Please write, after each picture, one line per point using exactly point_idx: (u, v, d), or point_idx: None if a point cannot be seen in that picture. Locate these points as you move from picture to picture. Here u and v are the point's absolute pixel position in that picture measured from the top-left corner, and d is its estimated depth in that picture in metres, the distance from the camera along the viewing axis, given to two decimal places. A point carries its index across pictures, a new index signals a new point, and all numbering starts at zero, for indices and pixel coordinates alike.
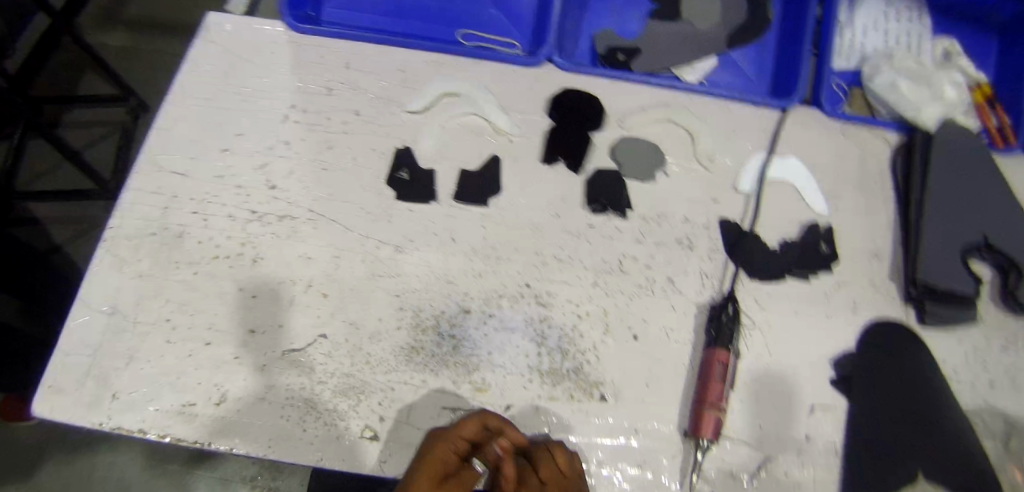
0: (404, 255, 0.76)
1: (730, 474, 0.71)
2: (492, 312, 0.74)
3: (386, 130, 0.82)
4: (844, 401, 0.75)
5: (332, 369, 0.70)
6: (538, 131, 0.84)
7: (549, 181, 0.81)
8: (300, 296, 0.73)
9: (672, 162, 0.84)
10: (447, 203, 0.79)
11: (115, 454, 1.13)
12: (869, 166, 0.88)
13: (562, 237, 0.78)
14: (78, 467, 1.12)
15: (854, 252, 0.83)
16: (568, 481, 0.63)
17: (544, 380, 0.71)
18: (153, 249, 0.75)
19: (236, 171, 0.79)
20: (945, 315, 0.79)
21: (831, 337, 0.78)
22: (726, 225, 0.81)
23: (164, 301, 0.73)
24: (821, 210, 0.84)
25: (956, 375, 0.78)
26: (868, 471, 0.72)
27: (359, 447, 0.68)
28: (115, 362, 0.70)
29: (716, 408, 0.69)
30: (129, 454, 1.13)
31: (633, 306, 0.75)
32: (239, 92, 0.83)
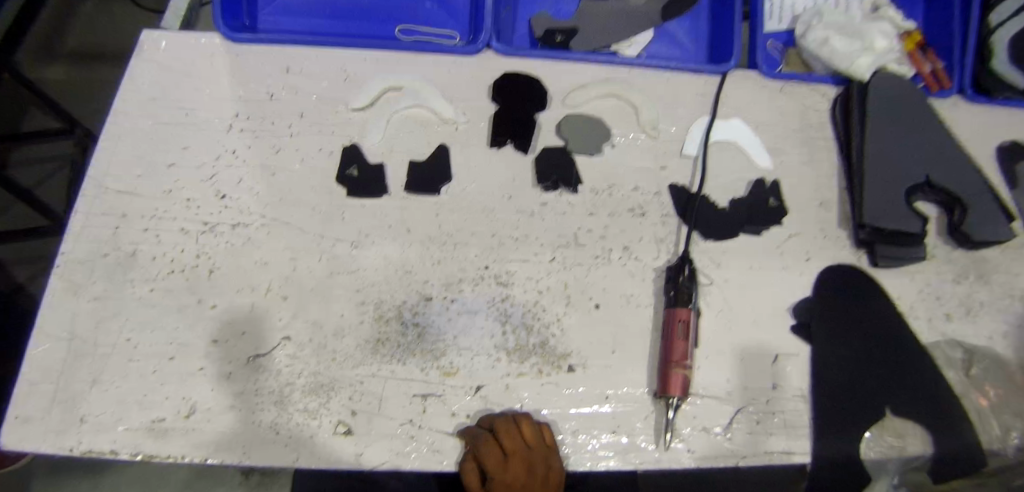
0: (361, 250, 0.76)
1: (704, 429, 0.72)
2: (454, 297, 0.74)
3: (333, 130, 0.82)
4: (806, 347, 0.77)
5: (299, 369, 0.71)
6: (484, 116, 0.84)
7: (499, 164, 0.82)
8: (260, 302, 0.73)
9: (618, 134, 0.85)
10: (400, 195, 0.79)
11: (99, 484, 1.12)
12: (809, 119, 0.90)
13: (517, 217, 0.79)
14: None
15: (803, 203, 0.85)
16: (531, 450, 0.66)
17: (512, 358, 0.72)
18: (107, 270, 0.74)
19: (184, 184, 0.79)
20: (895, 255, 0.81)
21: (788, 286, 0.80)
22: (676, 190, 0.83)
23: (124, 320, 0.72)
24: (767, 166, 0.86)
25: (912, 310, 0.81)
26: (835, 411, 0.74)
27: (334, 442, 0.68)
28: (78, 386, 0.69)
29: (682, 366, 0.69)
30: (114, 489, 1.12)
31: (592, 276, 0.76)
32: (180, 107, 0.82)
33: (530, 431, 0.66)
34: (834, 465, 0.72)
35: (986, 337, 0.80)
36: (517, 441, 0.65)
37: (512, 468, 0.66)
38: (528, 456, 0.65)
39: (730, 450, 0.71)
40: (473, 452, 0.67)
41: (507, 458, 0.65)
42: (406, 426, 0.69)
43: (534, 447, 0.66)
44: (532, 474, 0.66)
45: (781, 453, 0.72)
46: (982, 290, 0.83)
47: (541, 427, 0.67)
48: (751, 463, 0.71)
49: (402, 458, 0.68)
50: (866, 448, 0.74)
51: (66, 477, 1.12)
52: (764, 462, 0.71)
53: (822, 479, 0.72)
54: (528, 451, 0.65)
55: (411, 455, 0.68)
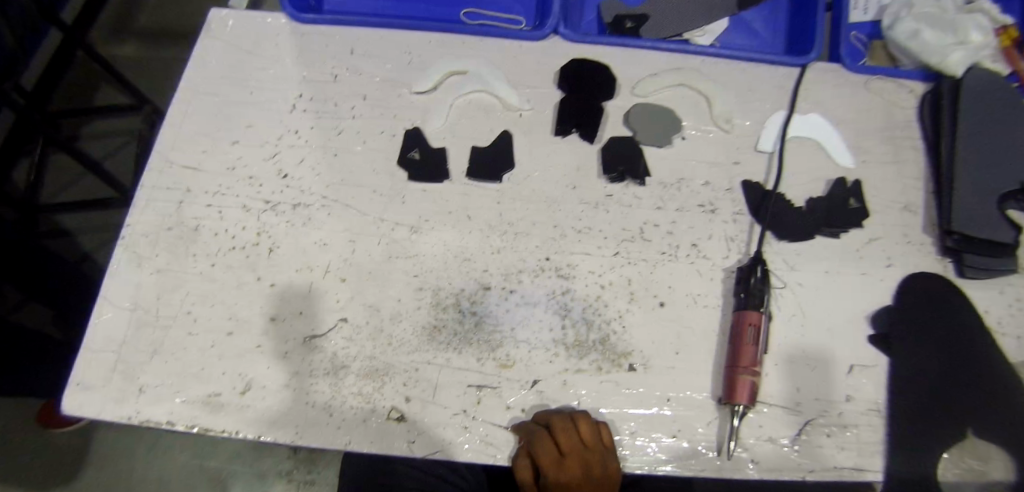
0: (420, 235, 0.75)
1: (769, 439, 0.68)
2: (513, 287, 0.72)
3: (395, 113, 0.81)
4: (884, 359, 0.73)
5: (355, 352, 0.70)
6: (549, 103, 0.82)
7: (563, 153, 0.79)
8: (319, 282, 0.73)
9: (689, 126, 0.81)
10: (460, 181, 0.77)
11: (154, 453, 1.16)
12: (894, 117, 0.84)
13: (580, 208, 0.76)
14: (123, 470, 1.15)
15: (884, 205, 0.80)
16: (588, 451, 0.63)
17: (570, 353, 0.70)
18: (172, 243, 0.75)
19: (248, 162, 0.79)
20: (986, 266, 0.75)
21: (865, 293, 0.75)
22: (748, 186, 0.78)
23: (185, 294, 0.73)
24: (847, 165, 0.81)
25: (1000, 326, 0.75)
26: (915, 429, 0.69)
27: (386, 428, 0.67)
28: (138, 357, 0.70)
29: (750, 372, 0.66)
30: (169, 456, 1.15)
31: (657, 273, 0.73)
32: (246, 85, 0.83)
33: (588, 428, 0.64)
34: (910, 487, 0.67)
35: None
36: (573, 438, 0.63)
37: (567, 467, 0.64)
38: (585, 457, 0.63)
39: (797, 463, 0.67)
40: (526, 446, 0.65)
41: (562, 457, 0.64)
42: (459, 416, 0.67)
43: (592, 444, 0.64)
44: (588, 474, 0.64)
45: (851, 470, 0.68)
46: None
47: (602, 425, 0.65)
48: (818, 478, 0.67)
49: (454, 449, 0.66)
50: (945, 470, 0.69)
51: (124, 442, 1.16)
52: (833, 478, 0.67)
53: None
54: (585, 452, 0.63)
55: (463, 446, 0.66)
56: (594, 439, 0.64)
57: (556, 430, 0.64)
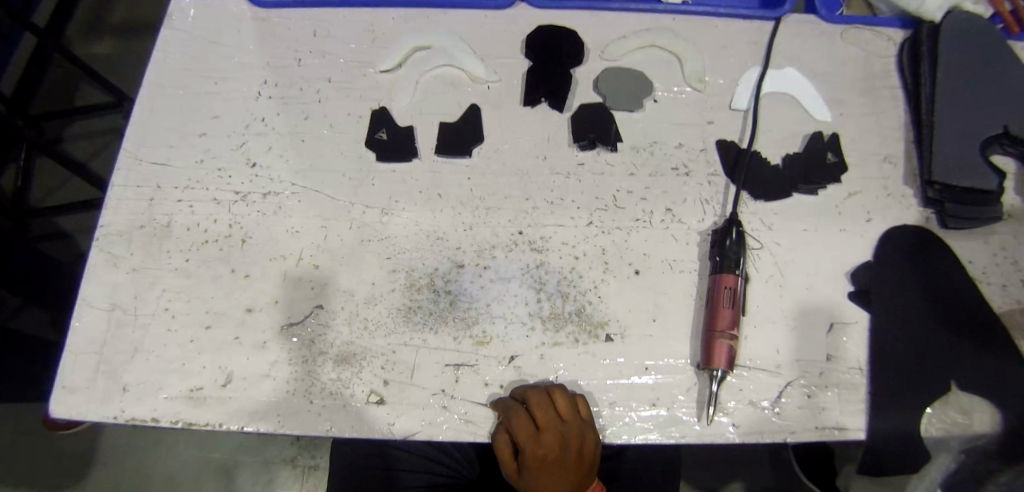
0: (392, 217, 0.74)
1: (750, 403, 0.68)
2: (486, 264, 0.72)
3: (360, 94, 0.80)
4: (865, 315, 0.72)
5: (331, 339, 0.70)
6: (517, 74, 0.80)
7: (533, 124, 0.78)
8: (292, 271, 0.73)
9: (661, 88, 0.79)
10: (430, 159, 0.76)
11: (160, 447, 1.17)
12: (872, 67, 0.82)
13: (552, 179, 0.75)
14: (131, 464, 1.17)
15: (863, 159, 0.78)
16: (564, 423, 0.63)
17: (547, 326, 0.69)
18: (145, 241, 0.75)
19: (216, 154, 0.78)
20: (967, 215, 0.74)
21: (844, 250, 0.74)
22: (723, 146, 0.77)
23: (161, 291, 0.73)
24: (824, 119, 0.79)
25: (984, 276, 0.74)
26: (896, 384, 0.69)
27: (366, 412, 0.67)
28: (120, 355, 0.71)
29: (727, 335, 0.65)
30: (175, 449, 1.17)
31: (632, 240, 0.72)
32: (210, 75, 0.82)
33: (563, 401, 0.64)
34: (890, 441, 0.67)
35: None
36: (548, 412, 0.63)
37: (545, 441, 0.63)
38: (562, 429, 0.63)
39: (778, 425, 0.67)
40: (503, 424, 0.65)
41: (539, 432, 0.63)
42: (438, 396, 0.67)
43: (568, 418, 0.63)
44: (566, 447, 0.64)
45: (834, 429, 0.68)
46: None
47: (578, 397, 0.65)
48: (801, 438, 0.67)
49: (435, 428, 0.66)
50: (926, 427, 0.68)
51: (130, 438, 1.18)
52: (816, 438, 0.67)
53: (879, 455, 0.67)
54: (561, 424, 0.63)
55: (442, 425, 0.66)
56: (570, 412, 0.63)
57: (531, 405, 0.64)
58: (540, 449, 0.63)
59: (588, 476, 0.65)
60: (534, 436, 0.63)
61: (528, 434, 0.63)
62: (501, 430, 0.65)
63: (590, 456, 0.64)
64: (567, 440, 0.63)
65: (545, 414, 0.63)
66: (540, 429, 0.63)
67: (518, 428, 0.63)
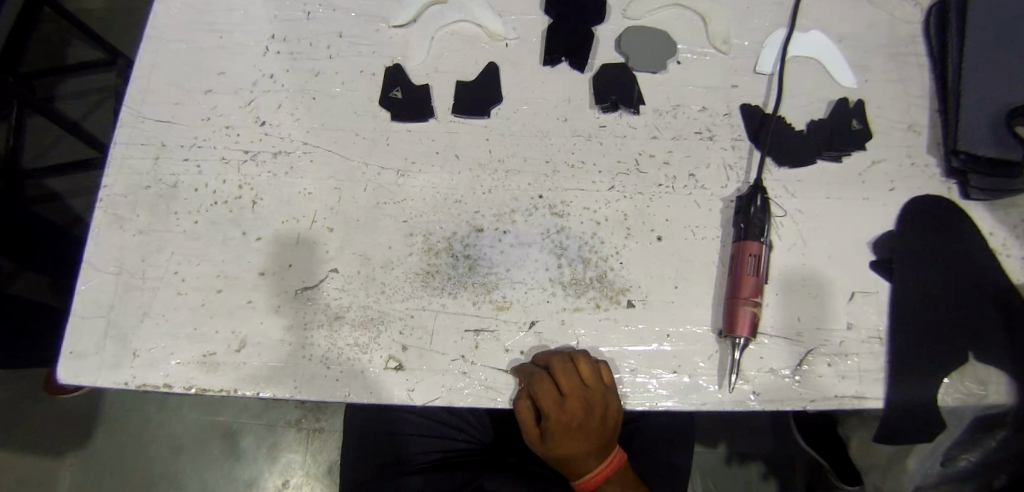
0: (407, 179, 0.72)
1: (771, 371, 0.68)
2: (506, 228, 0.70)
3: (373, 50, 0.77)
4: (886, 284, 0.71)
5: (348, 303, 0.68)
6: (536, 32, 0.77)
7: (552, 84, 0.75)
8: (306, 233, 0.71)
9: (685, 49, 0.77)
10: (446, 119, 0.74)
11: (163, 412, 1.16)
12: (899, 32, 0.80)
13: (572, 141, 0.73)
14: (134, 428, 1.16)
15: (888, 126, 0.77)
16: (589, 390, 0.63)
17: (567, 292, 0.68)
18: (151, 202, 0.73)
19: (223, 112, 0.75)
20: (991, 186, 0.73)
21: (867, 219, 0.73)
22: (748, 110, 0.75)
23: (170, 254, 0.71)
24: (850, 84, 0.78)
25: (1005, 247, 0.73)
26: (916, 355, 0.69)
27: (384, 377, 0.66)
28: (130, 320, 0.69)
29: (751, 303, 0.65)
30: (179, 412, 1.16)
31: (654, 206, 0.71)
32: (215, 29, 0.78)
33: (587, 368, 0.63)
34: (907, 409, 0.68)
35: None
36: (572, 377, 0.63)
37: (569, 407, 0.63)
38: (586, 396, 0.63)
39: (798, 394, 0.67)
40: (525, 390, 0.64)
41: (562, 398, 0.63)
42: (458, 362, 0.66)
43: (592, 385, 0.63)
44: (589, 413, 0.63)
45: (852, 398, 0.68)
46: None
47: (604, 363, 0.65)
48: (819, 406, 0.67)
49: (454, 394, 0.66)
50: (944, 395, 0.69)
51: (133, 403, 1.17)
52: (835, 407, 0.67)
53: (896, 424, 0.68)
54: (586, 390, 0.63)
55: (463, 391, 0.66)
56: (594, 378, 0.63)
57: (554, 370, 0.63)
58: (562, 415, 0.63)
59: (612, 443, 0.65)
60: (556, 402, 0.63)
61: (550, 399, 0.63)
62: (523, 395, 0.64)
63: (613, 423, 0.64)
64: (591, 406, 0.63)
65: (568, 380, 0.63)
66: (563, 394, 0.63)
67: (540, 391, 0.62)
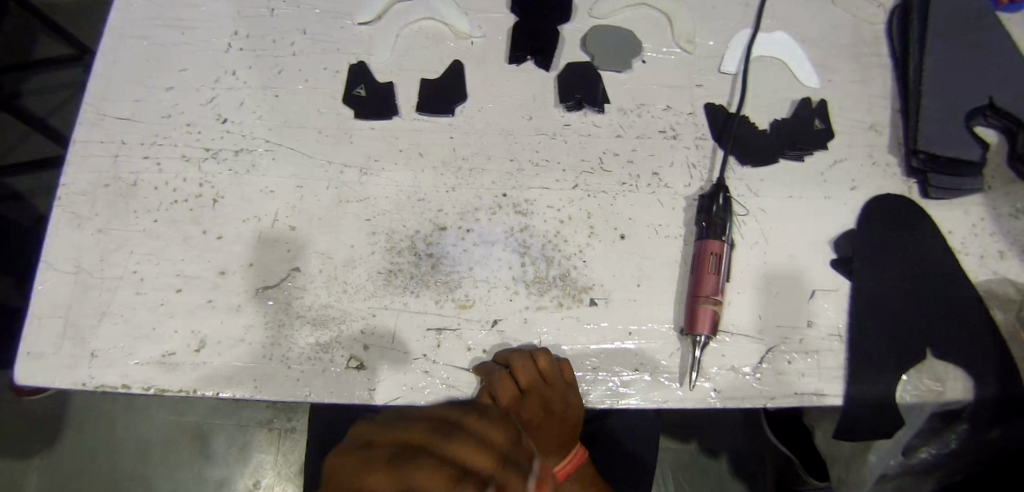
0: (370, 177, 0.71)
1: (732, 369, 0.68)
2: (469, 227, 0.70)
3: (337, 47, 0.76)
4: (846, 282, 0.72)
5: (309, 302, 0.68)
6: (502, 30, 0.77)
7: (517, 83, 0.75)
8: (267, 232, 0.70)
9: (650, 49, 0.77)
10: (411, 117, 0.73)
11: (131, 413, 1.15)
12: (862, 34, 0.81)
13: (537, 140, 0.73)
14: (101, 430, 1.14)
15: (850, 126, 0.77)
16: (548, 384, 0.64)
17: (530, 291, 0.68)
18: (110, 200, 0.72)
19: (184, 109, 0.74)
20: (950, 186, 0.74)
21: (828, 218, 0.74)
22: (712, 110, 0.75)
23: (129, 253, 0.70)
24: (813, 85, 0.78)
25: (963, 246, 0.74)
26: (876, 352, 0.69)
27: (346, 377, 0.66)
28: (87, 321, 0.68)
29: (712, 301, 0.65)
30: (147, 414, 1.15)
31: (618, 204, 0.71)
32: (177, 25, 0.77)
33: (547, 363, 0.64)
34: (866, 406, 0.68)
35: None
36: (530, 372, 0.64)
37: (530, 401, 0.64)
38: (546, 390, 0.64)
39: (759, 391, 0.68)
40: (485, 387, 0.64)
41: (523, 393, 0.65)
42: (420, 361, 0.66)
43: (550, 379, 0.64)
44: (550, 407, 0.65)
45: (812, 395, 0.68)
46: None
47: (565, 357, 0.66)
48: (779, 404, 0.68)
49: (416, 393, 0.65)
50: (903, 392, 0.69)
51: (99, 404, 1.15)
52: (795, 403, 0.68)
53: (855, 420, 0.68)
54: (545, 385, 0.64)
55: (424, 390, 0.65)
56: (552, 372, 0.64)
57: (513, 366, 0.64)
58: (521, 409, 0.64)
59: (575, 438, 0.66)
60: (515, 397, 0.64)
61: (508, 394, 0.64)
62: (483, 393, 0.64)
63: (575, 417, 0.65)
64: (551, 400, 0.65)
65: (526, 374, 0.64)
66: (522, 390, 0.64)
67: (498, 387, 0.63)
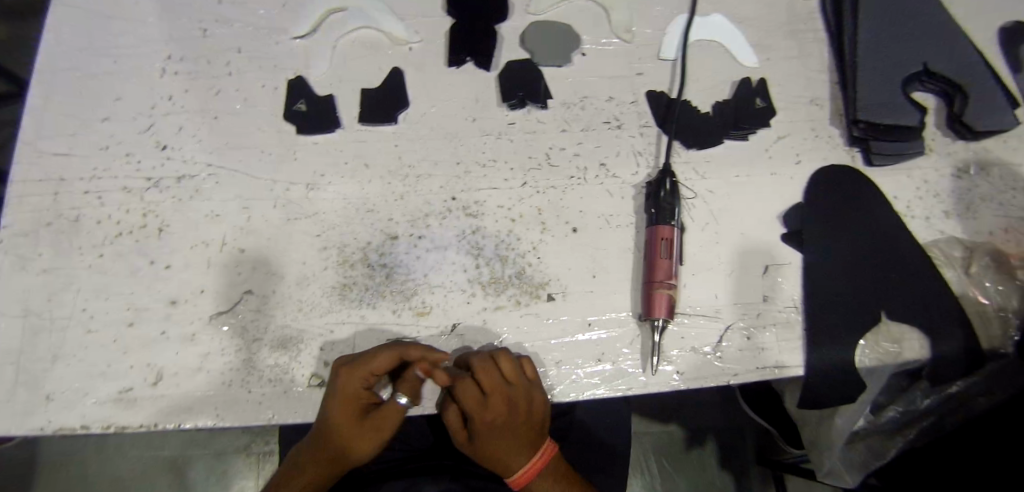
0: (317, 192, 0.71)
1: (693, 350, 0.69)
2: (421, 233, 0.70)
3: (273, 63, 0.75)
4: (797, 255, 0.73)
5: (264, 323, 0.67)
6: (440, 33, 0.77)
7: (458, 85, 0.75)
8: (216, 256, 0.69)
9: (588, 41, 0.78)
10: (354, 128, 0.73)
11: (105, 452, 1.12)
12: (795, 10, 0.82)
13: (482, 141, 0.73)
14: (76, 472, 1.11)
15: (790, 102, 0.79)
16: (510, 386, 0.63)
17: (486, 292, 0.68)
18: (54, 239, 0.70)
19: (122, 139, 0.73)
20: (891, 152, 0.76)
21: (775, 194, 0.75)
22: (654, 97, 0.76)
23: (77, 290, 0.68)
24: (751, 64, 0.79)
25: (909, 210, 0.75)
26: (833, 321, 0.70)
27: (308, 395, 0.65)
28: (39, 364, 0.66)
29: (666, 285, 0.65)
30: (122, 450, 1.12)
31: (568, 198, 0.71)
32: (108, 53, 0.76)
33: (508, 363, 0.63)
34: (827, 375, 0.69)
35: (987, 233, 0.75)
36: (491, 375, 0.63)
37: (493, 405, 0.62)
38: (509, 393, 0.62)
39: (721, 370, 0.68)
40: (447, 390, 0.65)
41: (485, 397, 0.63)
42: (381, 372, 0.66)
43: (513, 379, 0.63)
44: (513, 409, 0.63)
45: (774, 368, 0.69)
46: (983, 184, 0.77)
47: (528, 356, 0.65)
48: (742, 380, 0.69)
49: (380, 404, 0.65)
50: (860, 356, 0.70)
51: (72, 446, 1.12)
52: (757, 378, 0.69)
53: (817, 390, 0.69)
54: (507, 388, 0.62)
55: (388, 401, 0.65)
56: (515, 373, 0.63)
57: (473, 367, 0.63)
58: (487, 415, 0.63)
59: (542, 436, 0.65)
60: (479, 402, 0.63)
61: (473, 400, 0.62)
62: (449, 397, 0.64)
63: (539, 415, 0.64)
64: (514, 403, 0.63)
65: (487, 377, 0.62)
66: (485, 393, 0.63)
67: (462, 393, 0.62)
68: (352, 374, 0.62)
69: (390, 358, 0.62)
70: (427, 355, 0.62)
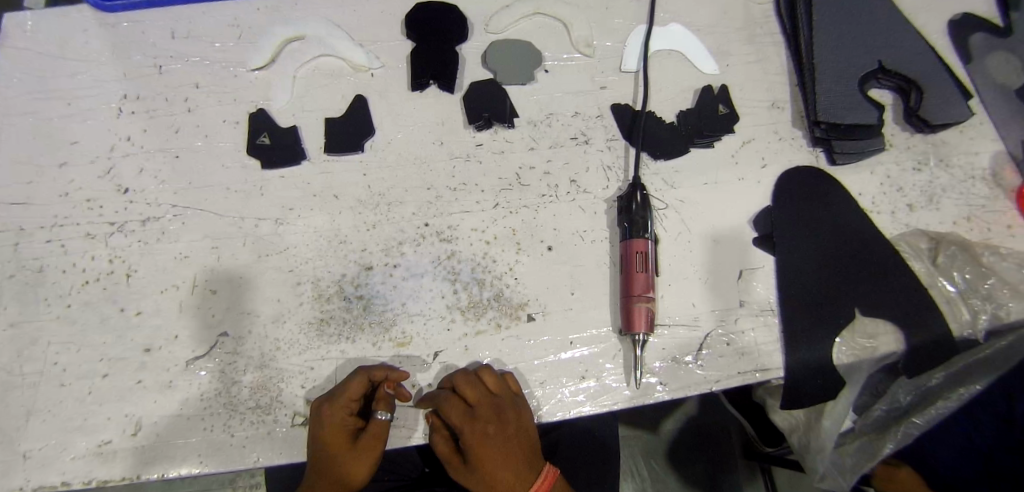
0: (287, 227, 0.70)
1: (675, 360, 0.70)
2: (396, 262, 0.69)
3: (233, 97, 0.74)
4: (770, 258, 0.74)
5: (242, 365, 0.66)
6: (400, 57, 0.76)
7: (423, 109, 0.74)
8: (188, 300, 0.68)
9: (550, 57, 0.78)
10: (320, 159, 0.72)
11: None
12: (752, 14, 0.83)
13: (451, 164, 0.73)
14: None
15: (752, 107, 0.80)
16: (497, 398, 0.63)
17: (466, 317, 0.68)
18: (18, 291, 0.68)
19: (82, 184, 0.71)
20: (853, 150, 0.77)
21: (744, 199, 0.76)
22: (619, 110, 0.76)
23: (45, 344, 0.66)
24: (711, 71, 0.80)
25: (875, 206, 0.77)
26: (808, 322, 0.71)
27: (293, 435, 0.64)
28: (12, 422, 0.64)
29: (644, 299, 0.66)
30: None
31: (541, 217, 0.71)
32: (61, 97, 0.74)
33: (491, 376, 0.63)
34: (808, 374, 0.70)
35: (951, 223, 0.77)
36: (477, 388, 0.63)
37: (482, 418, 0.62)
38: (496, 403, 0.63)
39: (703, 377, 0.69)
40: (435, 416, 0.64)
41: (472, 412, 0.62)
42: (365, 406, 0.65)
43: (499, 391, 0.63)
44: (504, 422, 0.63)
45: (755, 371, 0.70)
46: (943, 175, 0.79)
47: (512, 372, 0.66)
48: (725, 386, 0.70)
49: None
50: (837, 355, 0.71)
51: None
52: (739, 383, 0.70)
53: (800, 390, 0.70)
54: (495, 399, 0.63)
55: None
56: (500, 384, 0.63)
57: (456, 384, 0.63)
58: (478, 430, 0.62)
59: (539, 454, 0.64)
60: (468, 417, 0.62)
61: (462, 417, 0.62)
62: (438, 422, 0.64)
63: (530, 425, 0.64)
64: (504, 415, 0.63)
65: (472, 390, 0.62)
66: (473, 407, 0.62)
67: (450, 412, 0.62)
68: (333, 405, 0.62)
69: (359, 383, 0.62)
70: (390, 373, 0.63)
